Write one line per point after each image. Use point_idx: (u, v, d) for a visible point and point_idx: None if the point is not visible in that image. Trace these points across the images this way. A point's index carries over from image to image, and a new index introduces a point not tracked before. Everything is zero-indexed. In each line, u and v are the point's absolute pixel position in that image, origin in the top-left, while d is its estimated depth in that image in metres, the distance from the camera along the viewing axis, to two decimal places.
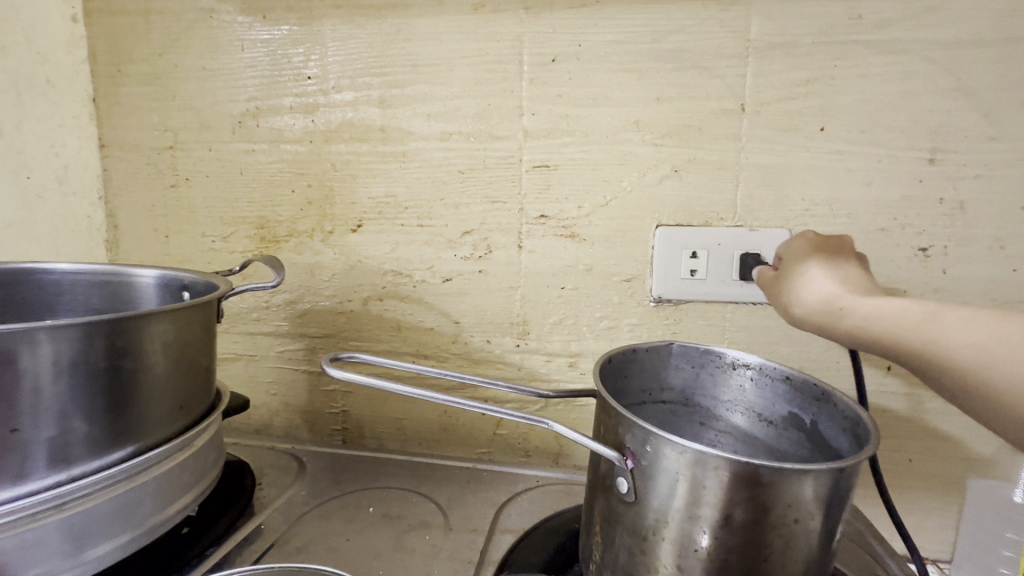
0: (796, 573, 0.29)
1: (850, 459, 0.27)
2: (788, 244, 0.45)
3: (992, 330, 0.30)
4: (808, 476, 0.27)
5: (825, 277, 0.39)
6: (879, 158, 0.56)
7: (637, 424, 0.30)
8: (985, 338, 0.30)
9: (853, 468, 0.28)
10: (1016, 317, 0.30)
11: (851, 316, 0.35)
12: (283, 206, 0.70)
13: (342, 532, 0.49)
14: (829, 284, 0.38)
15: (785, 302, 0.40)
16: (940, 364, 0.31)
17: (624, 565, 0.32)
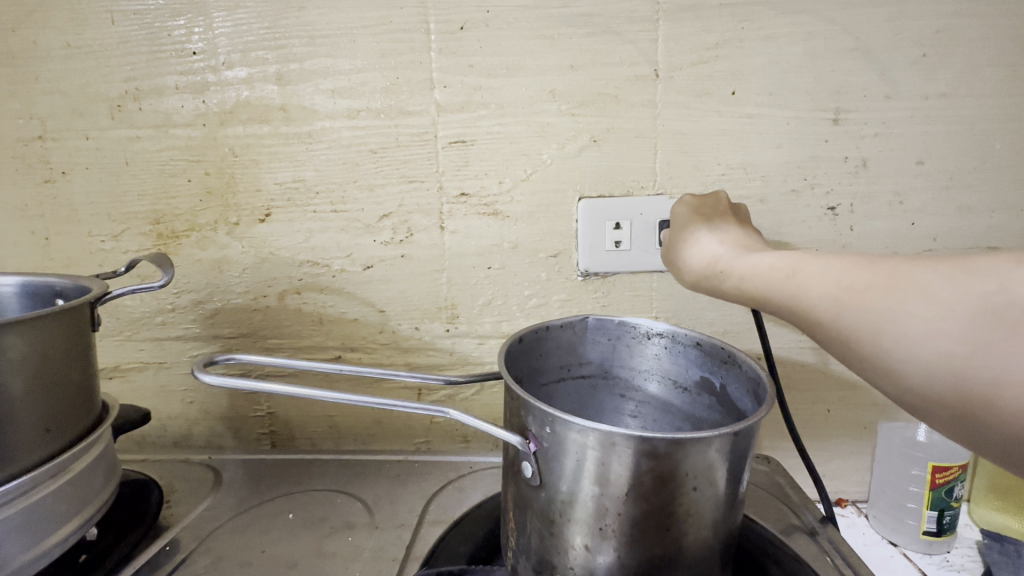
0: (702, 538, 0.29)
1: (744, 422, 0.28)
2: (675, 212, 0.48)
3: (845, 278, 0.30)
4: (705, 441, 0.27)
5: (716, 239, 0.40)
6: (787, 120, 0.57)
7: (537, 407, 0.29)
8: (838, 288, 0.30)
9: (749, 429, 0.28)
10: (870, 261, 0.30)
11: (729, 278, 0.36)
12: (179, 198, 0.63)
13: (256, 545, 0.46)
14: (716, 247, 0.39)
15: (677, 269, 0.41)
16: (801, 315, 0.32)
17: (537, 550, 0.31)
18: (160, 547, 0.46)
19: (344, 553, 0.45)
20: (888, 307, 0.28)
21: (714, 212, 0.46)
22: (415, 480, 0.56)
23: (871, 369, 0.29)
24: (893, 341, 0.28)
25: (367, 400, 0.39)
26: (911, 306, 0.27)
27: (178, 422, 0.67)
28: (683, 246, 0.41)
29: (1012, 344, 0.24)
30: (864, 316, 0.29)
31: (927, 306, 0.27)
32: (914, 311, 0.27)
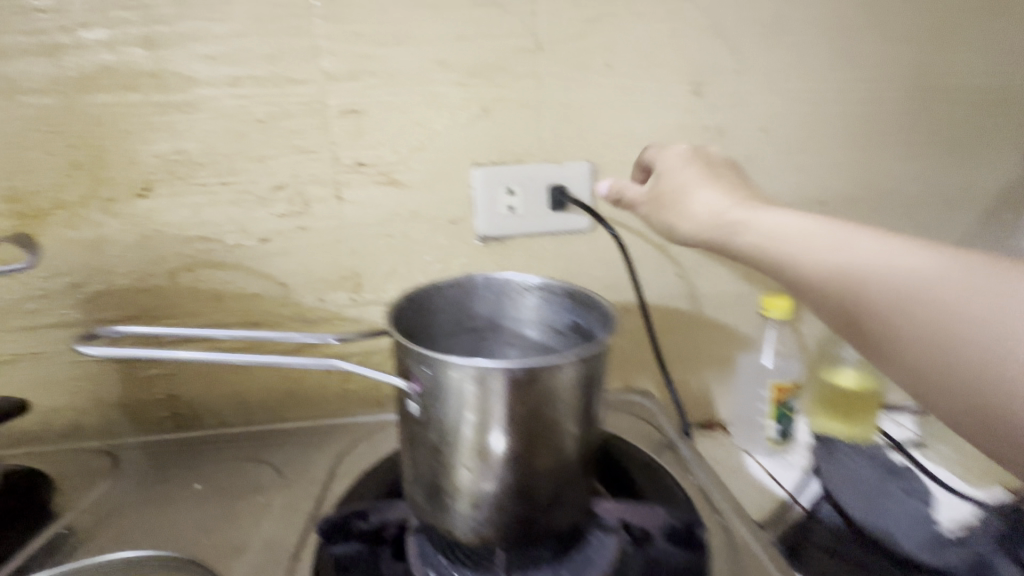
0: (564, 448, 0.35)
1: (589, 347, 0.33)
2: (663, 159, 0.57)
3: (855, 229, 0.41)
4: (555, 365, 0.32)
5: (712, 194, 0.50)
6: (656, 92, 0.64)
7: (417, 352, 0.32)
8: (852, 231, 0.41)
9: (594, 354, 0.34)
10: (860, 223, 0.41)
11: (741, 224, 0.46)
12: (39, 173, 0.58)
13: (159, 514, 0.51)
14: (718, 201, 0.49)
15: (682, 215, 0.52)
16: (803, 251, 0.41)
17: (428, 478, 0.36)
18: (57, 532, 0.49)
19: (257, 525, 0.48)
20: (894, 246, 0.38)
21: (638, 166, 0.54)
22: (328, 449, 0.59)
23: (840, 293, 0.39)
24: (871, 274, 0.38)
25: (258, 359, 0.41)
26: (905, 259, 0.37)
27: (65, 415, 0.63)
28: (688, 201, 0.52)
29: (948, 294, 0.35)
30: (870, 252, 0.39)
31: (922, 261, 0.36)
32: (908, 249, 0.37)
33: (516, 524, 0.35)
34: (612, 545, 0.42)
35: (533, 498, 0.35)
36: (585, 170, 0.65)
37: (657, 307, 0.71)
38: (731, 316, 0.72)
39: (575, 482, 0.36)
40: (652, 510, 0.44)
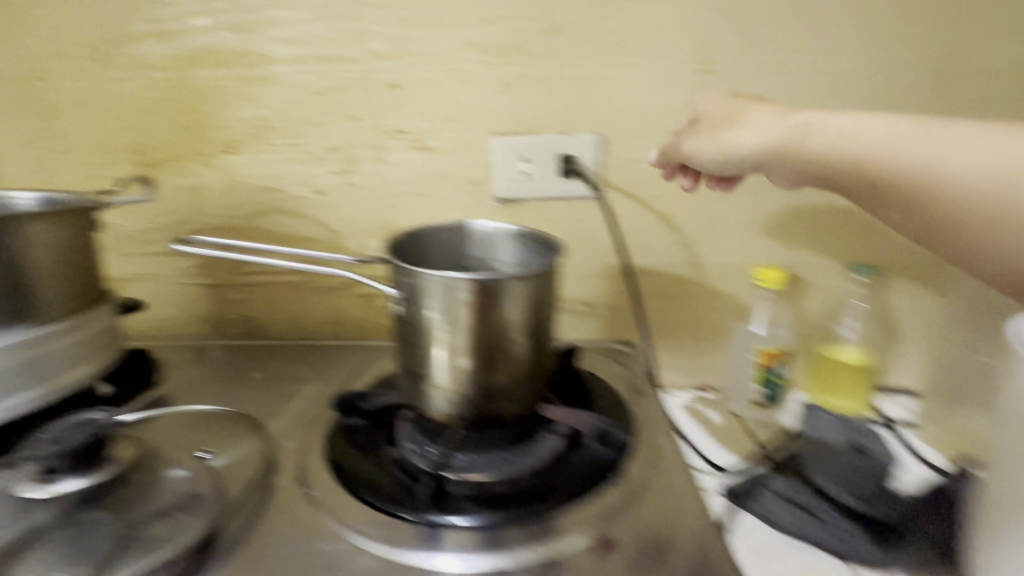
0: (512, 347, 0.44)
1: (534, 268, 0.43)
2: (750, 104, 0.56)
3: (991, 145, 0.41)
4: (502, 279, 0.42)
5: (845, 115, 0.49)
6: (665, 71, 0.69)
7: (403, 266, 0.43)
8: (992, 155, 0.41)
9: (539, 275, 0.44)
10: (1008, 132, 0.41)
11: (818, 138, 0.49)
12: (158, 131, 0.75)
13: (231, 389, 0.58)
14: (844, 121, 0.48)
15: (728, 137, 0.56)
16: (877, 174, 0.45)
17: (410, 367, 0.46)
18: (145, 403, 0.57)
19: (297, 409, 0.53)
20: (997, 177, 0.40)
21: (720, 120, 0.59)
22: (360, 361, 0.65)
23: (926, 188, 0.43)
24: (956, 186, 0.41)
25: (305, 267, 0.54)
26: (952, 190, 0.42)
27: (170, 323, 0.83)
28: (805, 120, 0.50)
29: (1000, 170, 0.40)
30: (957, 161, 0.42)
31: (978, 180, 0.41)
32: (967, 149, 0.41)
33: (477, 406, 0.45)
34: (557, 447, 0.47)
35: (490, 385, 0.44)
36: (595, 141, 0.71)
37: (659, 272, 0.77)
38: (729, 286, 0.76)
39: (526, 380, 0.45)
40: (586, 419, 0.49)
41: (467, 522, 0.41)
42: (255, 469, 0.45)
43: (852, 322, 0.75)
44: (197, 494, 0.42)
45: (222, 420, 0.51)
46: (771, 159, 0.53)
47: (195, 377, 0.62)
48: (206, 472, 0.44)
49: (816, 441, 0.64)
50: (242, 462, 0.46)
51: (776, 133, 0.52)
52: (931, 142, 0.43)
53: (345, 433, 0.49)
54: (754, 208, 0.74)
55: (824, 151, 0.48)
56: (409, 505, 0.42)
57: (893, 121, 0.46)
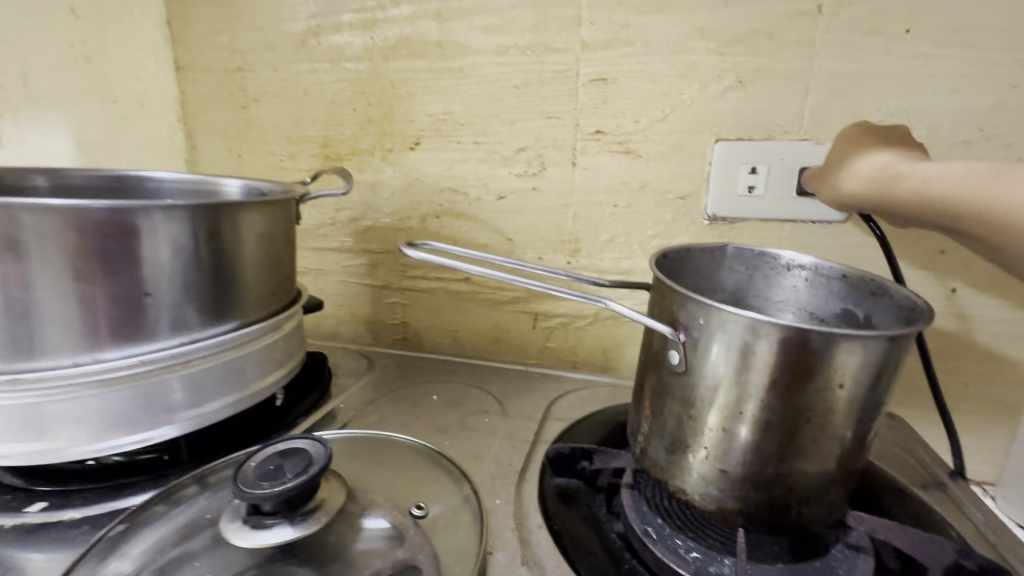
0: (836, 434, 0.30)
1: (900, 329, 0.28)
2: (845, 134, 0.49)
3: None
4: (854, 340, 0.28)
5: (887, 155, 0.40)
6: (969, 62, 0.52)
7: (691, 298, 0.31)
8: None
9: (904, 339, 0.29)
10: None
11: (908, 180, 0.36)
12: (345, 125, 0.72)
13: (409, 414, 0.52)
14: (882, 161, 0.40)
15: (840, 186, 0.43)
16: (980, 222, 0.31)
17: (671, 432, 0.34)
18: (321, 417, 0.52)
19: (492, 454, 0.44)
20: None
21: (891, 136, 0.46)
22: (543, 399, 0.55)
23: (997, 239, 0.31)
24: None
25: (532, 285, 0.44)
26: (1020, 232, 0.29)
27: (331, 321, 0.81)
28: (849, 163, 0.43)
29: None
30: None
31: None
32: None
33: (766, 510, 0.31)
34: (866, 567, 0.32)
35: (789, 485, 0.31)
36: None
37: None
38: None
39: (838, 483, 0.31)
40: (934, 542, 0.32)
41: None
42: (471, 533, 0.34)
43: None
44: (415, 569, 0.31)
45: (422, 459, 0.41)
46: (870, 201, 0.40)
47: (365, 394, 0.57)
48: (420, 535, 0.33)
49: None
50: (453, 519, 0.35)
51: (869, 179, 0.40)
52: (1005, 186, 0.30)
53: (557, 487, 0.40)
54: None
55: (929, 195, 0.34)
56: None
57: (969, 163, 0.33)
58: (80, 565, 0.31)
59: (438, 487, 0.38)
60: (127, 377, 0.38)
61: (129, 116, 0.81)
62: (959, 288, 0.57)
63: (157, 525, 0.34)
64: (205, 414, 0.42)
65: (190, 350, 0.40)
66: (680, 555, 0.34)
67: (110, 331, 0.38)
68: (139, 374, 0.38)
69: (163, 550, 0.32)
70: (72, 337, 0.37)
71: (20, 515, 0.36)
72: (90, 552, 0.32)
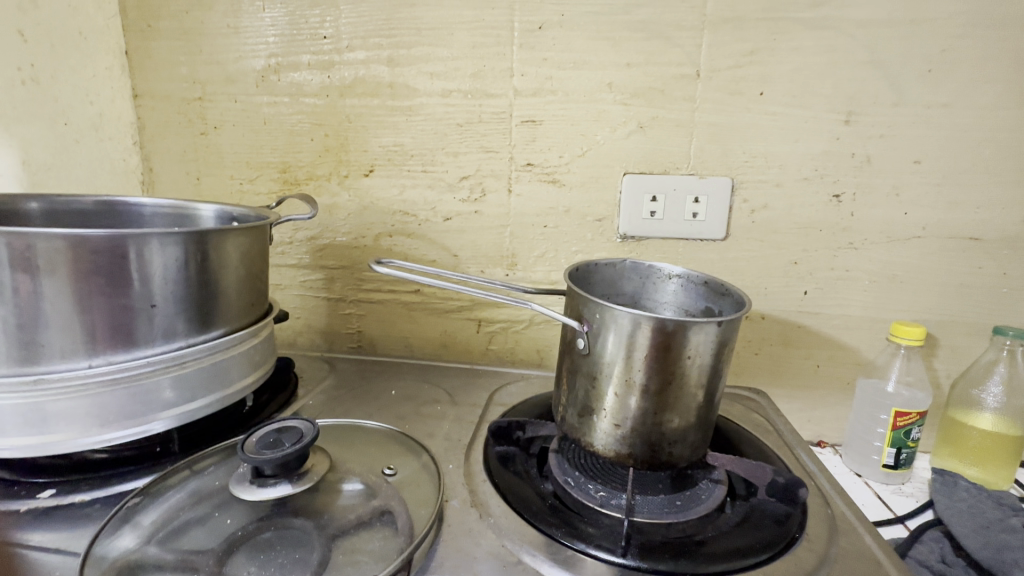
0: (692, 394, 0.42)
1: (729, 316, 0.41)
2: None
3: None
4: (698, 325, 0.40)
5: None
6: (804, 119, 0.69)
7: (591, 299, 0.43)
8: None
9: (732, 323, 0.41)
10: None
11: None
12: (303, 153, 0.80)
13: (370, 406, 0.60)
14: None
15: None
16: None
17: (581, 400, 0.45)
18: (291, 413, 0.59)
19: (444, 432, 0.54)
20: None
21: None
22: (485, 390, 0.65)
23: None
24: None
25: (474, 292, 0.53)
26: None
27: (288, 332, 0.87)
28: None
29: None
30: None
31: None
32: None
33: (648, 452, 0.43)
34: (720, 493, 0.45)
35: (662, 432, 0.43)
36: (727, 186, 0.72)
37: (781, 320, 0.75)
38: (856, 339, 0.74)
39: (696, 429, 0.44)
40: (760, 467, 0.45)
41: (610, 555, 0.38)
42: (430, 486, 0.43)
43: (997, 386, 0.67)
44: (389, 512, 0.40)
45: (387, 437, 0.50)
46: None
47: (327, 393, 0.64)
48: (391, 489, 0.42)
49: (957, 512, 0.59)
50: (416, 477, 0.44)
51: None
52: None
53: (499, 451, 0.50)
54: (890, 262, 0.71)
55: None
56: (554, 529, 0.40)
57: None
58: (103, 530, 0.38)
59: (402, 457, 0.47)
60: (128, 379, 0.44)
61: (81, 138, 0.83)
62: (808, 291, 0.73)
63: (165, 497, 0.41)
64: (195, 409, 0.49)
65: (183, 352, 0.47)
66: (590, 494, 0.45)
67: (113, 338, 0.44)
68: (138, 376, 0.45)
69: (175, 515, 0.39)
70: (79, 342, 0.42)
71: (33, 500, 0.42)
72: (111, 520, 0.39)
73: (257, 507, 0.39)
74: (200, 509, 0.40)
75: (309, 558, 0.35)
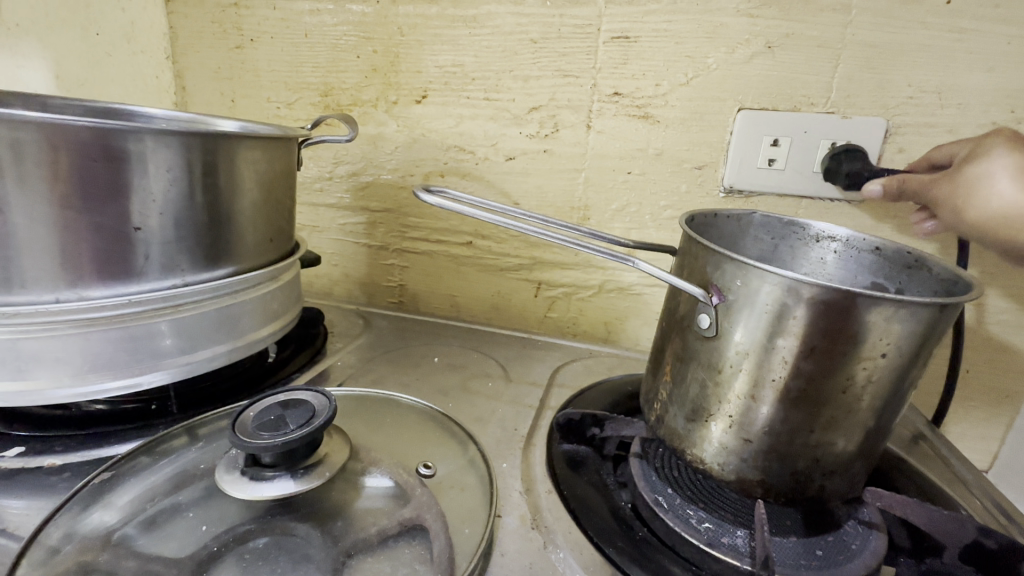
0: (865, 409, 0.29)
1: (954, 298, 0.26)
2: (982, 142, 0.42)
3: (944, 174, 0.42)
4: (908, 308, 0.26)
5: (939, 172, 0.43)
6: (1007, 39, 0.50)
7: (728, 258, 0.29)
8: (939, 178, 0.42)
9: (952, 309, 0.27)
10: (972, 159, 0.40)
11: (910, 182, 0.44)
12: (347, 73, 0.68)
13: (408, 374, 0.50)
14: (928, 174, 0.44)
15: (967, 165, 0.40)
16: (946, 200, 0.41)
17: (693, 399, 0.33)
18: (317, 372, 0.50)
19: (498, 416, 0.43)
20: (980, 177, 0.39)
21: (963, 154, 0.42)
22: (546, 366, 0.54)
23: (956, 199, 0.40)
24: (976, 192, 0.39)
25: (552, 237, 0.38)
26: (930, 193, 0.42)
27: (324, 281, 0.79)
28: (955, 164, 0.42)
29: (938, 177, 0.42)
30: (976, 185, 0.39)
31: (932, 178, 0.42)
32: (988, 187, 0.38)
33: (788, 481, 0.30)
34: (879, 546, 0.31)
35: (814, 457, 0.30)
36: (879, 129, 0.55)
37: None
38: None
39: (861, 454, 0.30)
40: (955, 519, 0.31)
41: None
42: (478, 493, 0.33)
43: None
44: (422, 528, 0.29)
45: (426, 419, 0.40)
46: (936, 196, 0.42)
47: (361, 353, 0.55)
48: (426, 493, 0.32)
49: None
50: (459, 480, 0.34)
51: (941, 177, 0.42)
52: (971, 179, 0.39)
53: (567, 452, 0.38)
54: None
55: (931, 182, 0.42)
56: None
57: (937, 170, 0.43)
58: (61, 512, 0.29)
59: (442, 447, 0.37)
60: (113, 320, 0.35)
61: (112, 51, 0.75)
62: None
63: (146, 473, 0.33)
64: (198, 362, 0.40)
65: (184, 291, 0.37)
66: (692, 525, 0.33)
67: (93, 268, 0.34)
68: (124, 317, 0.35)
69: (154, 501, 0.30)
70: (50, 271, 0.33)
71: None
72: (75, 497, 0.30)
73: (253, 501, 0.30)
74: (186, 495, 0.31)
75: None
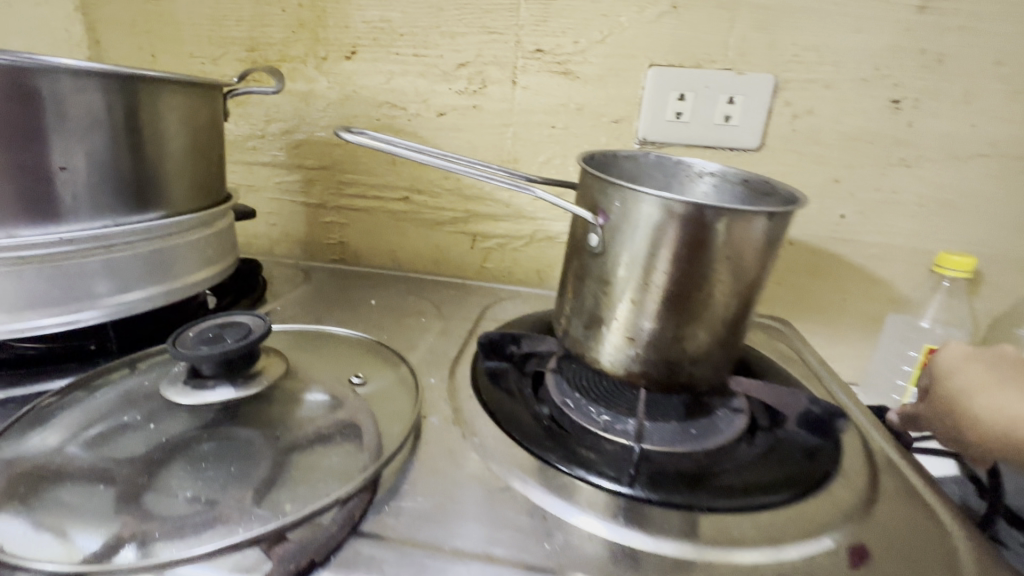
0: (722, 307, 0.35)
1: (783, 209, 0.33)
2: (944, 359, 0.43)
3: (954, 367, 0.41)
4: (746, 218, 0.32)
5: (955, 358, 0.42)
6: (872, 3, 0.57)
7: (608, 183, 0.35)
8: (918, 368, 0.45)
9: (782, 219, 0.33)
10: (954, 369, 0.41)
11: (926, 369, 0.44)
12: (273, 27, 0.68)
13: (347, 316, 0.53)
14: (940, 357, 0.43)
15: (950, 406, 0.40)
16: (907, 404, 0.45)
17: (589, 309, 0.38)
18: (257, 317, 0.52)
19: (430, 345, 0.47)
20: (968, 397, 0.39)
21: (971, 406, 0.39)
22: (478, 306, 0.58)
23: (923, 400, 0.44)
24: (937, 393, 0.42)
25: (462, 171, 0.43)
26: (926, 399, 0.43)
27: (263, 240, 0.79)
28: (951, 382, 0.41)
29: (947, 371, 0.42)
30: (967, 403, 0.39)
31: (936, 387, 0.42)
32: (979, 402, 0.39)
33: (665, 372, 0.36)
34: (740, 424, 0.39)
35: (684, 349, 0.36)
36: (769, 84, 0.61)
37: (810, 246, 0.67)
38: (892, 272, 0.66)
39: (724, 346, 0.37)
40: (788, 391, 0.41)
41: (612, 484, 0.32)
42: (407, 401, 0.37)
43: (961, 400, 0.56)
44: (354, 427, 0.34)
45: (360, 347, 0.43)
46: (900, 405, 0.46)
47: (301, 301, 0.57)
48: (359, 402, 0.36)
49: None
50: (389, 392, 0.38)
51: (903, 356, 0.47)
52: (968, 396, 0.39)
53: (490, 368, 0.43)
54: (945, 183, 0.62)
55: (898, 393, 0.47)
56: (553, 451, 0.34)
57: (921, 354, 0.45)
58: (7, 435, 0.31)
59: (374, 368, 0.41)
60: (43, 259, 0.36)
61: None
62: (846, 215, 0.65)
63: (90, 400, 0.35)
64: (134, 302, 0.42)
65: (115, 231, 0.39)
66: (592, 417, 0.39)
67: (18, 208, 0.35)
68: (54, 256, 0.37)
69: (98, 422, 0.33)
70: None
71: None
72: (19, 422, 0.32)
73: (198, 415, 0.33)
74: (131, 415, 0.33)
75: (253, 475, 0.29)
